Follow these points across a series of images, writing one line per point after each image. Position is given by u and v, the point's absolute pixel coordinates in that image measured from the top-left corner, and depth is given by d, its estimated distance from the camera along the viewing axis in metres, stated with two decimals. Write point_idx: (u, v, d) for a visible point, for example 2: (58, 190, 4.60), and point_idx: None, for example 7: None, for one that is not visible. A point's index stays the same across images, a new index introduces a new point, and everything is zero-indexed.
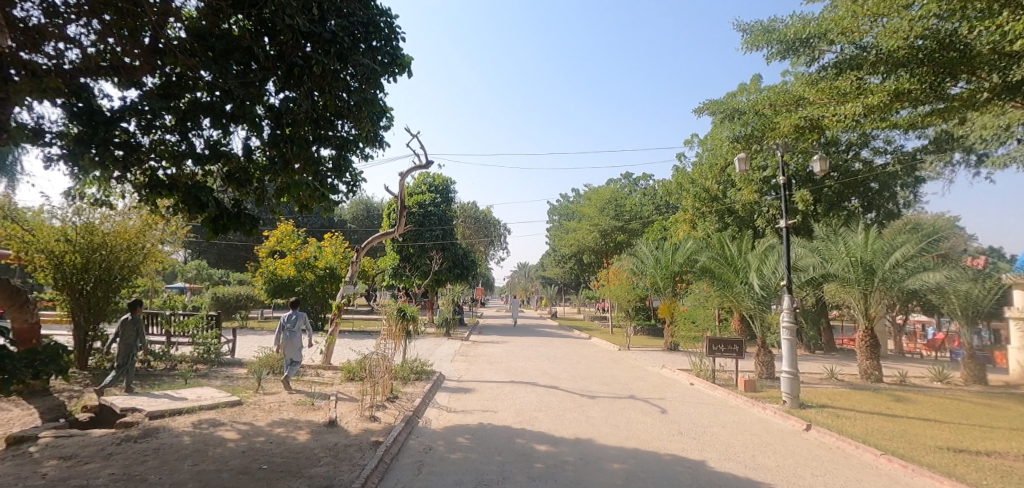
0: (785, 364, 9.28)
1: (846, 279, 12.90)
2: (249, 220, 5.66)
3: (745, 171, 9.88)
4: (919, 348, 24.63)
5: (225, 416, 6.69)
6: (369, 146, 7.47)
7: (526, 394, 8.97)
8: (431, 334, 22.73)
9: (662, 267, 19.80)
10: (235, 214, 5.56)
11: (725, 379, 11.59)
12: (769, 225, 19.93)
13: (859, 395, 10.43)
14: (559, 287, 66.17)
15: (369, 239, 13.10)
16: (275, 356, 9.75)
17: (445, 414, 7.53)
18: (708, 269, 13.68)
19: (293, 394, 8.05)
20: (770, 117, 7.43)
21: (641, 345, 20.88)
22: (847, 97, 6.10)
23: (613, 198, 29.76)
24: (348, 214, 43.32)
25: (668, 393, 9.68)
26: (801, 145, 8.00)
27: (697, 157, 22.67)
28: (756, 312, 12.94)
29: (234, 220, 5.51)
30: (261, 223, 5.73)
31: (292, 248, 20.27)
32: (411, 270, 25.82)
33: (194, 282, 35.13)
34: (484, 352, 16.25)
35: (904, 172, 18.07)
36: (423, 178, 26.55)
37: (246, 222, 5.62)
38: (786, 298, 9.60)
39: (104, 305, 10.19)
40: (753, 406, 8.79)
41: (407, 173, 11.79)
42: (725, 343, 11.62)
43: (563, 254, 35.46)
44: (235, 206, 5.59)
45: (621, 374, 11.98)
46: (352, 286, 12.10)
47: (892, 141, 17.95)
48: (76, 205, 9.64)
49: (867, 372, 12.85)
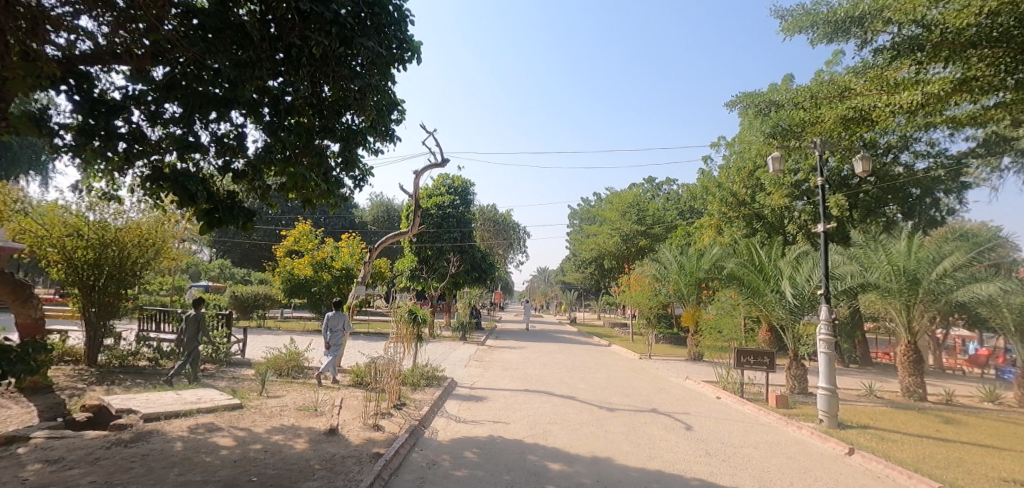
0: (823, 379, 8.59)
1: (888, 290, 12.09)
2: (245, 214, 5.34)
3: (780, 172, 9.23)
4: (961, 364, 23.26)
5: (223, 421, 6.34)
6: (380, 140, 7.18)
7: (541, 405, 8.47)
8: (447, 338, 22.38)
9: (686, 273, 19.09)
10: (229, 206, 5.25)
11: (754, 393, 10.89)
12: (801, 231, 19.06)
13: (903, 415, 9.64)
14: (580, 293, 65.50)
15: (385, 238, 12.73)
16: (283, 357, 9.46)
17: (453, 424, 7.08)
18: (737, 276, 12.95)
19: (297, 399, 7.69)
20: (811, 114, 6.88)
21: (663, 354, 20.13)
22: (901, 87, 5.55)
23: (635, 203, 29.03)
24: (368, 216, 43.53)
25: (693, 408, 9.06)
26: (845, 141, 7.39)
27: (724, 160, 21.90)
28: (788, 323, 12.20)
29: (226, 213, 5.19)
30: (257, 218, 5.42)
31: (309, 248, 20.16)
32: (428, 272, 25.51)
33: (217, 281, 35.60)
34: (499, 357, 15.81)
35: (948, 177, 17.04)
36: (442, 179, 26.33)
37: (241, 216, 5.31)
38: (824, 308, 8.91)
39: (117, 302, 10.10)
40: (787, 425, 8.13)
41: (423, 171, 11.48)
42: (754, 355, 10.91)
43: (584, 259, 34.85)
44: (229, 199, 5.28)
45: (642, 385, 11.37)
46: (364, 287, 11.69)
47: (935, 145, 16.96)
48: (90, 200, 9.51)
49: (910, 389, 12.01)
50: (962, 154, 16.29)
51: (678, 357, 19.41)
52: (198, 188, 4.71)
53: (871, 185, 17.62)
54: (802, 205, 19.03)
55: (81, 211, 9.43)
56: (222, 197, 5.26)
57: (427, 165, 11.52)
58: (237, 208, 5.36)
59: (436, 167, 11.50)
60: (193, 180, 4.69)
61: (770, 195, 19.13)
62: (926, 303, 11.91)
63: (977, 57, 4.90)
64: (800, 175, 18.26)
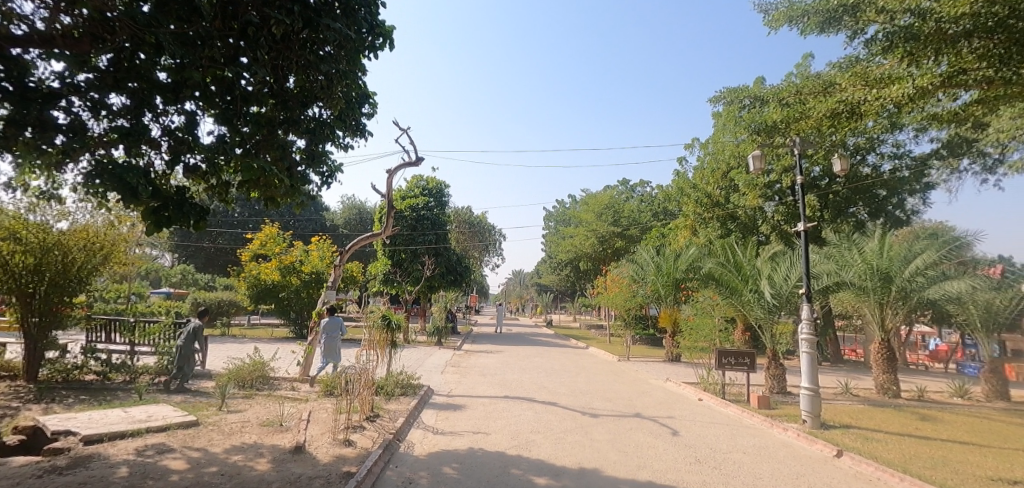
0: (805, 379, 8.50)
1: (862, 288, 12.19)
2: (195, 212, 4.83)
3: (761, 170, 9.12)
4: (924, 359, 23.92)
5: (176, 441, 5.77)
6: (349, 136, 6.80)
7: (522, 412, 8.11)
8: (422, 343, 21.82)
9: (663, 274, 19.04)
10: (178, 202, 4.71)
11: (735, 394, 10.78)
12: (774, 231, 19.28)
13: (882, 413, 9.68)
14: (555, 295, 65.66)
15: (357, 240, 12.14)
16: (246, 368, 8.85)
17: (431, 436, 6.66)
18: (715, 277, 12.85)
19: (260, 413, 7.13)
20: (795, 113, 6.74)
21: (641, 356, 20.05)
22: (892, 81, 5.43)
23: (611, 204, 29.02)
24: (340, 219, 42.59)
25: (677, 411, 8.85)
26: (829, 139, 7.29)
27: (698, 161, 22.04)
28: (767, 323, 12.14)
29: (175, 210, 4.66)
30: (210, 216, 4.92)
31: (276, 252, 19.33)
32: (402, 275, 24.86)
33: (179, 287, 34.16)
34: (477, 362, 15.40)
35: (914, 178, 17.46)
36: (416, 181, 25.82)
37: (191, 214, 4.78)
38: (805, 307, 8.83)
39: (62, 311, 9.31)
40: (772, 427, 7.99)
41: (396, 170, 11.00)
42: (735, 355, 10.80)
43: (559, 261, 34.71)
44: (177, 194, 4.75)
45: (624, 388, 11.14)
46: (334, 291, 11.11)
47: (901, 146, 17.37)
48: (31, 200, 8.79)
49: (885, 386, 12.11)
50: (927, 155, 16.73)
51: (656, 358, 19.36)
52: (139, 181, 4.17)
53: (841, 185, 17.96)
54: (774, 205, 19.25)
55: (19, 212, 8.67)
56: (169, 192, 4.73)
57: (400, 163, 11.02)
58: (186, 204, 4.84)
59: (410, 165, 11.05)
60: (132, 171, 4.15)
61: (743, 195, 19.30)
62: (898, 301, 12.06)
63: (970, 49, 4.85)
64: (772, 176, 18.47)
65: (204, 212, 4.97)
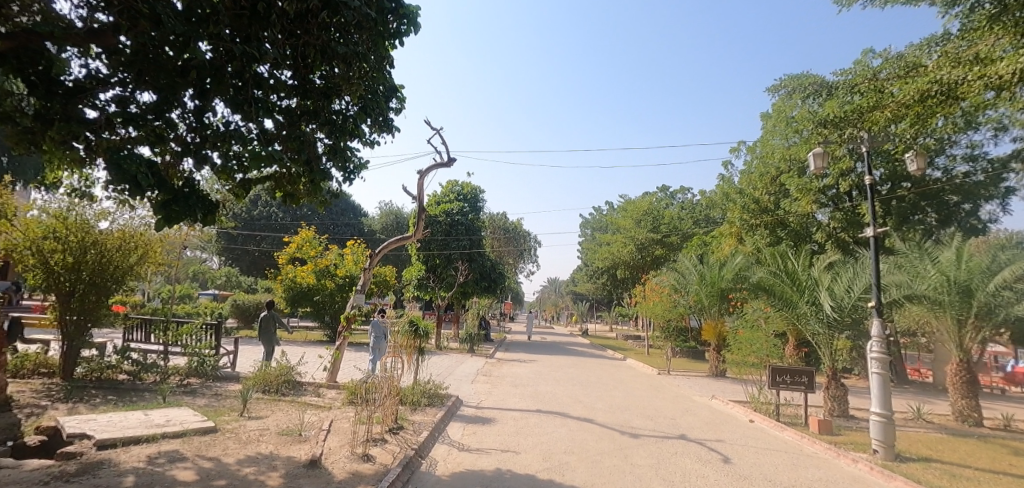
0: (875, 404, 7.58)
1: (937, 302, 10.98)
2: (205, 206, 4.53)
3: (823, 169, 8.26)
4: (997, 381, 21.84)
5: (189, 449, 5.47)
6: (377, 131, 6.57)
7: (555, 429, 7.52)
8: (455, 350, 21.49)
9: (707, 283, 17.98)
10: (186, 196, 4.39)
11: (791, 416, 9.83)
12: (830, 239, 17.94)
13: (964, 444, 8.58)
14: (591, 304, 64.93)
15: (388, 243, 11.85)
16: (272, 372, 8.67)
17: (456, 454, 6.16)
18: (766, 286, 11.87)
19: (280, 421, 6.81)
20: (874, 100, 6.03)
21: (682, 370, 19.04)
22: (997, 59, 4.86)
23: (651, 211, 27.78)
24: (378, 224, 43.18)
25: (726, 434, 8.06)
26: (905, 131, 6.62)
27: (745, 165, 20.90)
28: (826, 338, 11.10)
29: (182, 204, 4.34)
30: (220, 211, 4.62)
31: (311, 255, 19.37)
32: (436, 281, 24.68)
33: (224, 289, 35.31)
34: (509, 371, 14.86)
35: (990, 183, 15.94)
36: (452, 186, 25.64)
37: (199, 208, 4.47)
38: (875, 322, 7.87)
39: (98, 309, 9.31)
40: (839, 458, 7.13)
41: (427, 172, 10.65)
42: (791, 373, 9.87)
43: (596, 268, 33.85)
44: (186, 187, 4.46)
45: (666, 405, 10.36)
46: (363, 295, 10.82)
47: (976, 147, 15.89)
48: (70, 199, 8.90)
49: (963, 413, 10.89)
50: (1007, 157, 15.23)
51: (699, 373, 18.35)
52: (139, 168, 3.87)
53: (906, 190, 16.60)
54: (828, 212, 17.96)
55: (61, 210, 8.78)
56: (178, 185, 4.44)
57: (432, 164, 10.66)
58: (195, 198, 4.55)
59: (442, 167, 10.69)
60: (132, 157, 3.85)
61: (795, 201, 18.10)
62: (979, 318, 10.82)
63: None
64: (828, 180, 17.29)
65: (213, 206, 4.67)
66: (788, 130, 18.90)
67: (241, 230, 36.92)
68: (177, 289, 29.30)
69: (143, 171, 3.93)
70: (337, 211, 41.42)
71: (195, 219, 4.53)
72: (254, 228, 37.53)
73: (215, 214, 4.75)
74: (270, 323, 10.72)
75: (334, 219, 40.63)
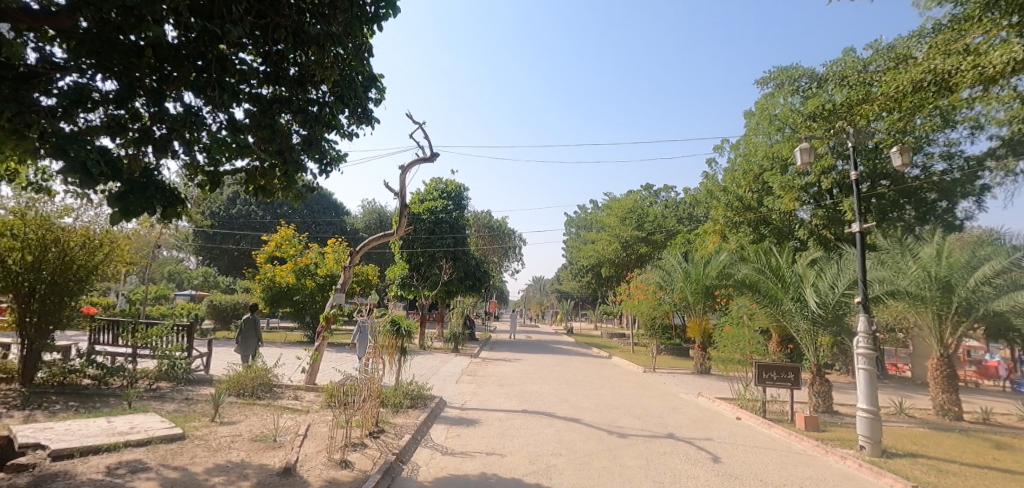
0: (862, 400, 7.54)
1: (919, 297, 11.05)
2: (164, 198, 4.21)
3: (810, 165, 7.94)
4: (971, 374, 22.28)
5: (154, 458, 5.15)
6: (355, 122, 6.34)
7: (542, 430, 7.33)
8: (439, 349, 21.18)
9: (692, 281, 17.97)
10: (143, 186, 4.06)
11: (777, 413, 9.80)
12: (812, 237, 18.05)
13: (948, 438, 8.62)
14: (576, 302, 65.13)
15: (369, 240, 11.53)
16: (247, 375, 8.33)
17: (439, 458, 5.92)
18: (751, 283, 11.82)
19: (254, 426, 6.50)
20: (864, 93, 5.95)
21: (667, 367, 19.03)
22: (987, 51, 4.82)
23: (635, 209, 27.70)
24: (360, 223, 42.59)
25: (714, 432, 7.96)
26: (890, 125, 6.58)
27: (729, 163, 20.97)
28: (811, 334, 11.09)
29: (140, 195, 4.01)
30: (181, 203, 4.30)
31: (290, 254, 18.87)
32: (420, 280, 24.30)
33: (201, 289, 34.45)
34: (494, 370, 14.64)
35: (967, 180, 16.20)
36: (435, 183, 25.34)
37: (159, 200, 4.13)
38: (861, 317, 7.82)
39: (61, 311, 8.85)
40: (827, 455, 7.08)
41: (410, 167, 10.35)
42: (777, 370, 9.83)
43: (581, 266, 33.79)
44: (143, 178, 4.13)
45: (653, 404, 10.26)
46: (344, 294, 10.48)
47: (953, 145, 16.13)
48: (30, 195, 8.47)
49: (944, 407, 10.98)
50: (983, 155, 15.49)
51: (684, 370, 18.36)
52: (87, 152, 3.55)
53: (886, 188, 16.80)
54: (810, 209, 18.08)
55: (20, 207, 8.35)
56: (135, 176, 4.13)
57: (414, 159, 10.36)
58: (155, 189, 4.23)
59: (425, 161, 10.41)
60: (79, 141, 3.54)
61: (778, 198, 18.21)
62: (959, 313, 10.93)
63: None
64: (811, 177, 17.42)
65: (175, 199, 4.34)
66: (772, 127, 18.99)
67: (219, 229, 36.02)
68: (151, 291, 28.43)
69: (92, 156, 3.62)
70: (319, 209, 40.70)
71: (155, 212, 4.19)
72: (232, 227, 36.66)
73: (177, 207, 4.43)
74: (251, 327, 10.33)
75: (315, 218, 39.89)
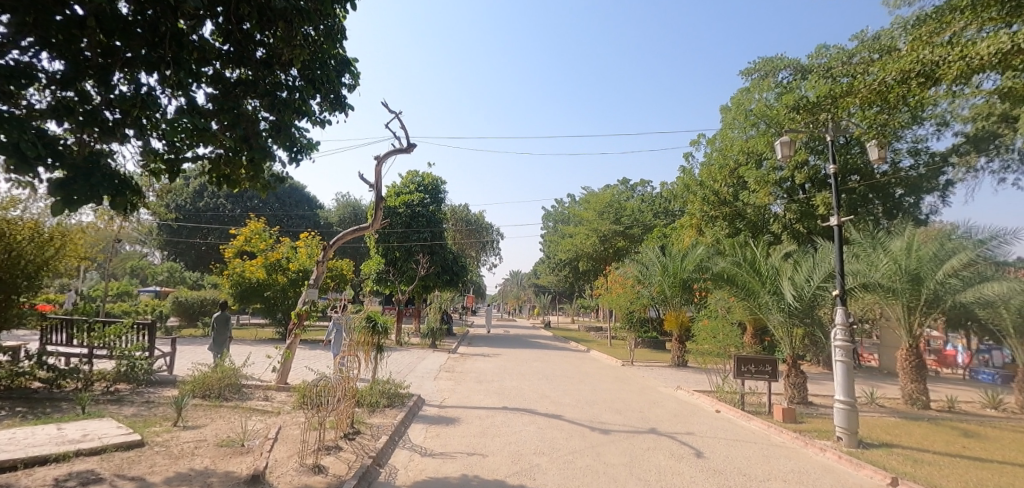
0: (839, 391, 7.59)
1: (891, 290, 11.25)
2: (112, 187, 3.83)
3: (789, 158, 8.18)
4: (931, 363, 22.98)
5: (108, 469, 4.78)
6: (326, 108, 6.05)
7: (523, 427, 7.16)
8: (415, 345, 20.84)
9: (670, 275, 18.04)
10: (88, 173, 3.68)
11: (756, 405, 9.87)
12: (786, 231, 18.28)
13: (919, 427, 8.80)
14: (553, 297, 65.44)
15: (343, 233, 11.12)
16: (214, 375, 7.94)
17: (418, 459, 5.69)
18: (729, 276, 11.86)
19: (220, 430, 6.15)
20: (849, 85, 5.91)
21: (645, 360, 19.15)
22: (977, 42, 4.79)
23: (613, 203, 27.76)
24: (334, 217, 41.73)
25: (695, 426, 7.92)
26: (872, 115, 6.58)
27: (705, 157, 21.15)
28: (787, 327, 11.17)
29: (83, 182, 3.62)
30: (131, 191, 3.93)
31: (261, 249, 18.25)
32: (396, 274, 23.86)
33: (166, 285, 33.21)
34: (473, 366, 14.43)
35: (932, 176, 16.66)
36: (411, 176, 24.82)
37: (106, 189, 3.75)
38: (839, 310, 7.86)
39: (7, 310, 8.25)
40: (807, 447, 7.10)
41: (385, 158, 9.98)
42: (755, 363, 9.89)
43: (558, 260, 33.79)
44: (87, 163, 3.74)
45: (633, 398, 10.21)
46: (316, 290, 10.08)
47: (921, 141, 16.52)
48: None
49: (912, 396, 11.25)
50: (948, 151, 15.94)
51: (662, 363, 18.48)
52: (19, 133, 3.18)
53: (856, 183, 17.15)
54: (783, 203, 18.28)
55: None
56: (77, 162, 3.74)
57: (390, 150, 9.99)
58: (102, 175, 3.85)
59: (401, 152, 10.06)
60: (11, 120, 3.17)
61: (753, 193, 18.43)
62: (928, 305, 11.20)
63: None
64: (785, 172, 17.67)
65: (125, 187, 3.96)
66: (747, 123, 19.20)
67: (186, 223, 34.78)
68: (113, 287, 27.25)
69: (27, 138, 3.25)
70: (291, 203, 39.68)
71: (102, 202, 3.81)
72: (200, 221, 35.41)
73: (128, 196, 4.04)
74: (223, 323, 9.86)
75: (287, 211, 38.86)
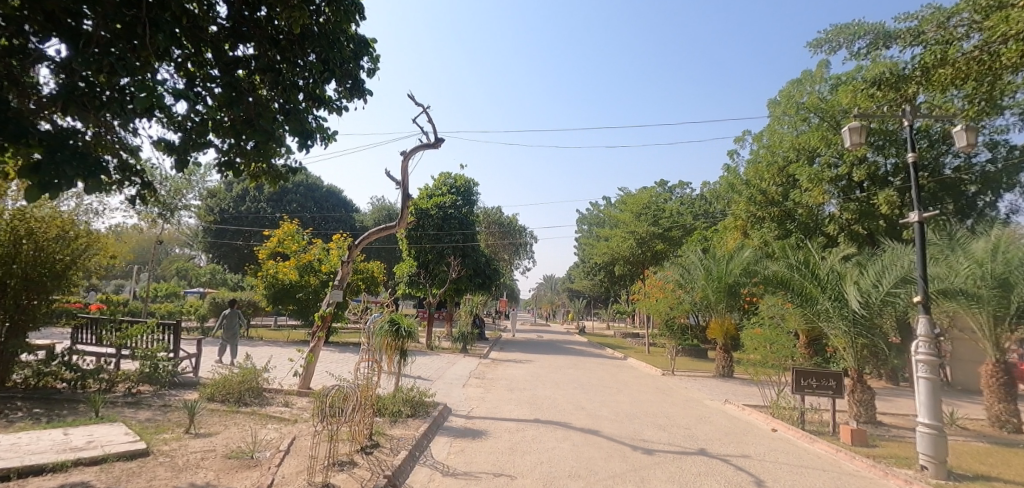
0: (923, 413, 6.61)
1: (975, 296, 9.97)
2: (86, 167, 3.45)
3: (860, 146, 7.30)
4: None
5: (105, 480, 4.41)
6: (343, 94, 5.66)
7: (557, 444, 6.50)
8: (446, 349, 20.39)
9: (714, 279, 16.94)
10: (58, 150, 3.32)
11: (818, 424, 8.87)
12: (843, 232, 16.75)
13: (1016, 456, 7.64)
14: (589, 302, 64.55)
15: (369, 232, 10.71)
16: (234, 379, 7.61)
17: (438, 479, 5.11)
18: (782, 280, 10.84)
19: (231, 439, 5.75)
20: (944, 53, 6.05)
21: (687, 370, 18.06)
22: None
23: (650, 204, 26.57)
24: (370, 220, 42.11)
25: (751, 448, 7.08)
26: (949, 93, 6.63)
27: (752, 155, 19.95)
28: (849, 337, 10.06)
29: (51, 162, 3.26)
30: (109, 171, 3.55)
31: (294, 250, 18.24)
32: (427, 278, 23.55)
33: (208, 286, 34.09)
34: (504, 373, 13.81)
35: (1012, 172, 15.06)
36: (444, 178, 24.63)
37: (78, 168, 3.38)
38: (921, 319, 6.83)
39: (35, 310, 8.16)
40: (887, 477, 6.17)
41: (412, 153, 9.54)
42: (817, 377, 8.88)
43: (594, 264, 32.85)
44: (60, 141, 3.39)
45: (677, 412, 9.36)
46: (341, 291, 9.68)
47: (997, 134, 15.00)
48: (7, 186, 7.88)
49: (1000, 417, 10.00)
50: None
51: (705, 373, 17.39)
52: None
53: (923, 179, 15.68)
54: (839, 203, 16.79)
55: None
56: (49, 140, 3.39)
57: (417, 145, 9.52)
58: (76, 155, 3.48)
59: (428, 148, 9.58)
60: None
61: (805, 192, 17.13)
62: (1017, 315, 9.92)
63: None
64: (841, 168, 16.30)
65: (103, 168, 3.58)
66: (797, 117, 17.99)
67: (227, 225, 35.60)
68: (160, 288, 28.15)
69: None
70: (328, 206, 40.21)
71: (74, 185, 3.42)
72: (241, 223, 36.22)
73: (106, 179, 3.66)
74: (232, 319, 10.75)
75: (323, 214, 39.35)
